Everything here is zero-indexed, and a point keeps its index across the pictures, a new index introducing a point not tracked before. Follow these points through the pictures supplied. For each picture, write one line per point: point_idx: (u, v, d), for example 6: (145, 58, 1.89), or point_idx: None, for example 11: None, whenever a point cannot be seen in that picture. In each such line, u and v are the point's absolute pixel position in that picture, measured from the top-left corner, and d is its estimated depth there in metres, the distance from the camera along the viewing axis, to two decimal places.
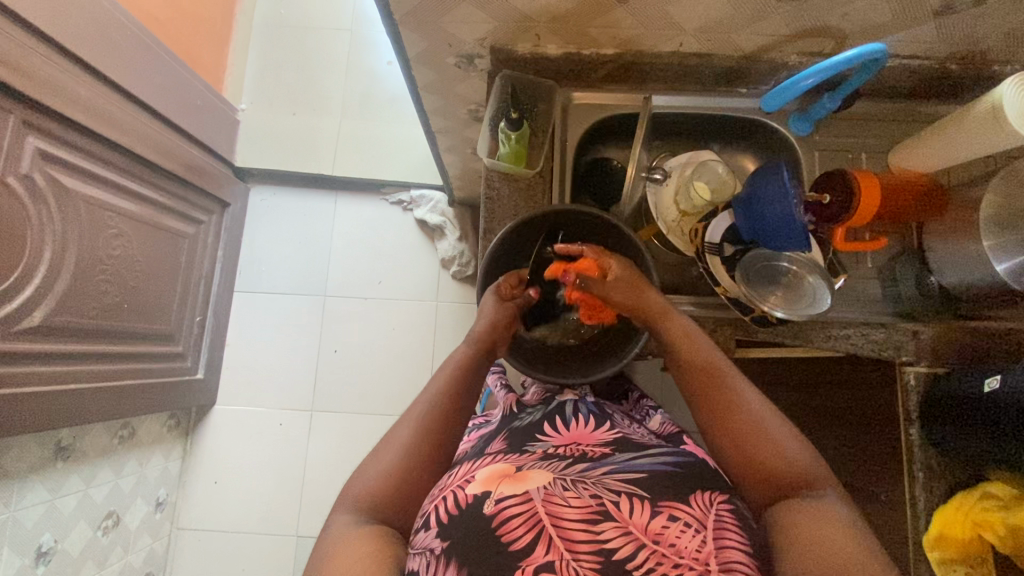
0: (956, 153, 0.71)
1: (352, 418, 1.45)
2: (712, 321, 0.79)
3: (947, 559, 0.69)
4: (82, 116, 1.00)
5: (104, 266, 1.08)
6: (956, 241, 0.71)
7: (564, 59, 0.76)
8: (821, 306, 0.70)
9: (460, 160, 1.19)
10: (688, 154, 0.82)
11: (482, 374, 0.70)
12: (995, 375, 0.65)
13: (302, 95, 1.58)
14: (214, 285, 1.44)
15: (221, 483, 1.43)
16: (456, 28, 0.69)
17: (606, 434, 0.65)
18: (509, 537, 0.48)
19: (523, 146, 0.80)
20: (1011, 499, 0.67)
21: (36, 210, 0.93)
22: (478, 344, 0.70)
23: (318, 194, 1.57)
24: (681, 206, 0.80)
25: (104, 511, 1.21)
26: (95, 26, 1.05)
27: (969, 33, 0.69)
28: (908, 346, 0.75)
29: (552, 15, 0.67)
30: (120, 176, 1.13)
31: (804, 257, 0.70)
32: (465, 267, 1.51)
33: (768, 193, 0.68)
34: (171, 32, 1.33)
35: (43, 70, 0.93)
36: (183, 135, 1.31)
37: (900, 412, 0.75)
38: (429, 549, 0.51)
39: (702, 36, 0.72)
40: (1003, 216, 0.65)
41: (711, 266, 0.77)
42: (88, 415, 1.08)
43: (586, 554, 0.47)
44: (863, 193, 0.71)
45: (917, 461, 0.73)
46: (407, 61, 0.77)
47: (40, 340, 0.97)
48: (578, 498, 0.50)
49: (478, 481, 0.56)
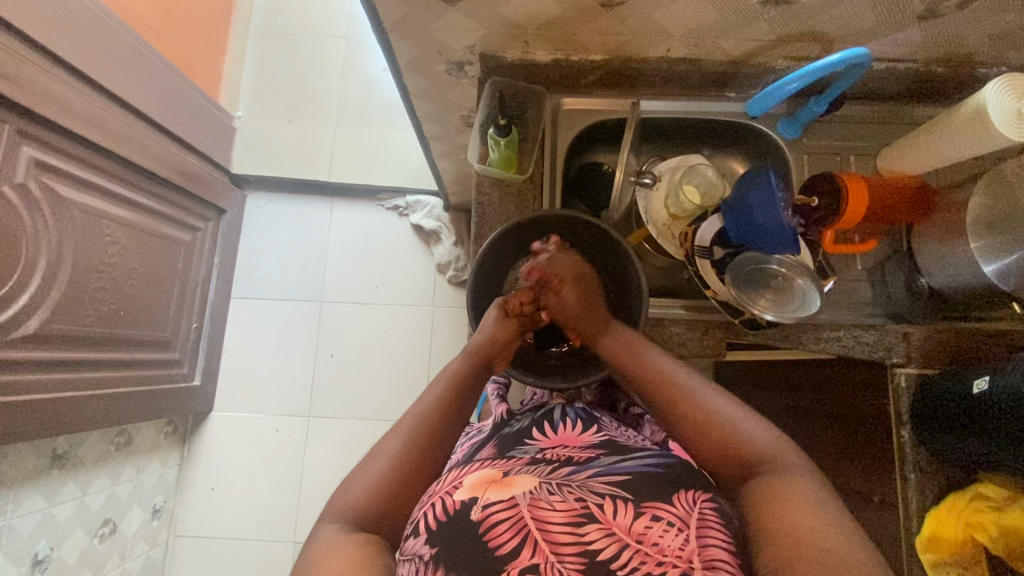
0: (943, 155, 0.72)
1: (349, 424, 1.45)
2: (703, 323, 0.81)
3: (939, 561, 0.69)
4: (78, 126, 1.01)
5: (100, 274, 1.09)
6: (944, 241, 0.70)
7: (553, 65, 0.77)
8: (811, 308, 0.69)
9: (455, 165, 1.20)
10: (677, 158, 0.82)
11: (475, 384, 0.69)
12: (983, 375, 0.64)
13: (298, 102, 1.59)
14: (211, 292, 1.45)
15: (219, 490, 1.43)
16: (445, 35, 0.70)
17: (593, 437, 0.66)
18: (496, 542, 0.48)
19: (513, 151, 0.80)
20: (1003, 500, 0.67)
21: (31, 219, 0.94)
22: (474, 358, 0.71)
23: (315, 200, 1.58)
24: (670, 210, 0.80)
25: (101, 519, 1.22)
26: (90, 36, 1.05)
27: (955, 36, 0.69)
28: (899, 347, 0.74)
29: (539, 22, 0.68)
30: (116, 184, 1.13)
31: (792, 259, 0.70)
32: (461, 272, 1.52)
33: (758, 196, 0.69)
34: (165, 41, 1.34)
35: (40, 80, 0.93)
36: (178, 143, 1.32)
37: (892, 413, 0.75)
38: (419, 555, 0.51)
39: (689, 41, 0.72)
40: (989, 219, 0.65)
41: (700, 270, 0.77)
42: (84, 423, 1.09)
43: (571, 556, 0.47)
44: (851, 197, 0.71)
45: (910, 461, 0.73)
46: (399, 69, 0.78)
47: (37, 348, 0.98)
48: (564, 501, 0.51)
49: (465, 487, 0.56)
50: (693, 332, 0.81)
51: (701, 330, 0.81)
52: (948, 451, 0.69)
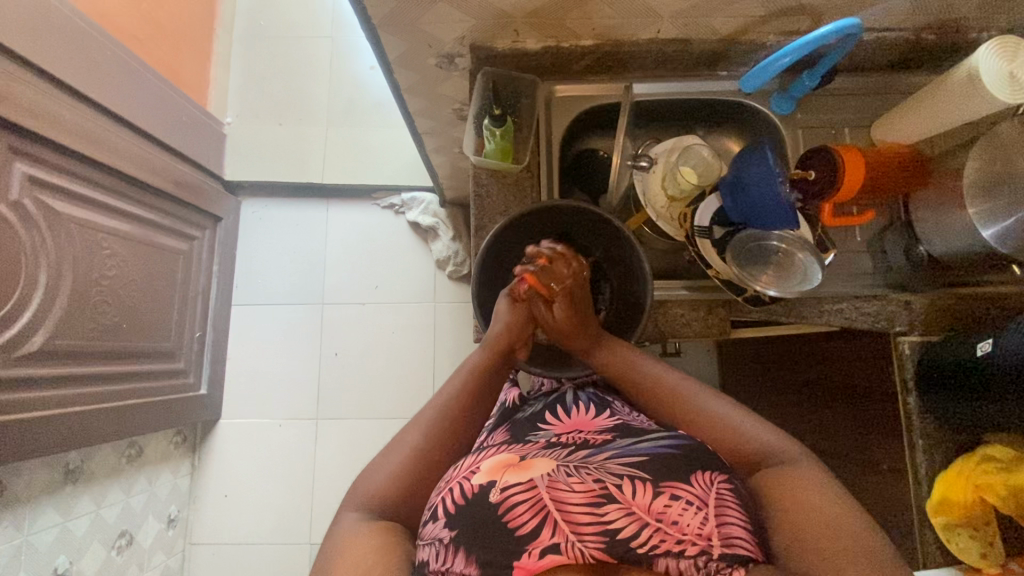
0: (937, 121, 0.72)
1: (358, 424, 1.46)
2: (706, 302, 0.80)
3: (951, 523, 0.70)
4: (69, 139, 1.01)
5: (101, 287, 1.09)
6: (944, 210, 0.70)
7: (544, 53, 0.77)
8: (812, 281, 0.70)
9: (449, 160, 1.19)
10: (670, 141, 0.83)
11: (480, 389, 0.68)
12: (987, 338, 0.64)
13: (287, 105, 1.58)
14: (211, 300, 1.44)
15: (231, 496, 1.43)
16: (435, 28, 0.69)
17: (607, 421, 0.66)
18: (516, 523, 0.49)
19: (508, 141, 0.79)
20: (1013, 460, 0.67)
21: (29, 236, 0.94)
22: (493, 350, 0.70)
23: (309, 202, 1.57)
24: (669, 192, 0.81)
25: (117, 531, 1.23)
26: (75, 49, 1.05)
27: (943, 3, 0.69)
28: (901, 316, 0.76)
29: (528, 10, 0.68)
30: (111, 197, 1.13)
31: (793, 234, 0.69)
32: (461, 267, 1.51)
33: (756, 174, 0.69)
34: (150, 49, 1.33)
35: (29, 96, 0.93)
36: (170, 152, 1.32)
37: (897, 381, 0.76)
38: (438, 539, 0.50)
39: (679, 21, 0.72)
40: (986, 182, 0.65)
41: (701, 249, 0.77)
42: (93, 437, 1.09)
43: (591, 535, 0.48)
44: (847, 170, 0.71)
45: (916, 429, 0.74)
46: (389, 65, 0.78)
47: (42, 365, 0.98)
48: (582, 483, 0.51)
49: (483, 471, 0.55)
50: (697, 313, 0.80)
51: (704, 310, 0.80)
52: (961, 418, 0.70)
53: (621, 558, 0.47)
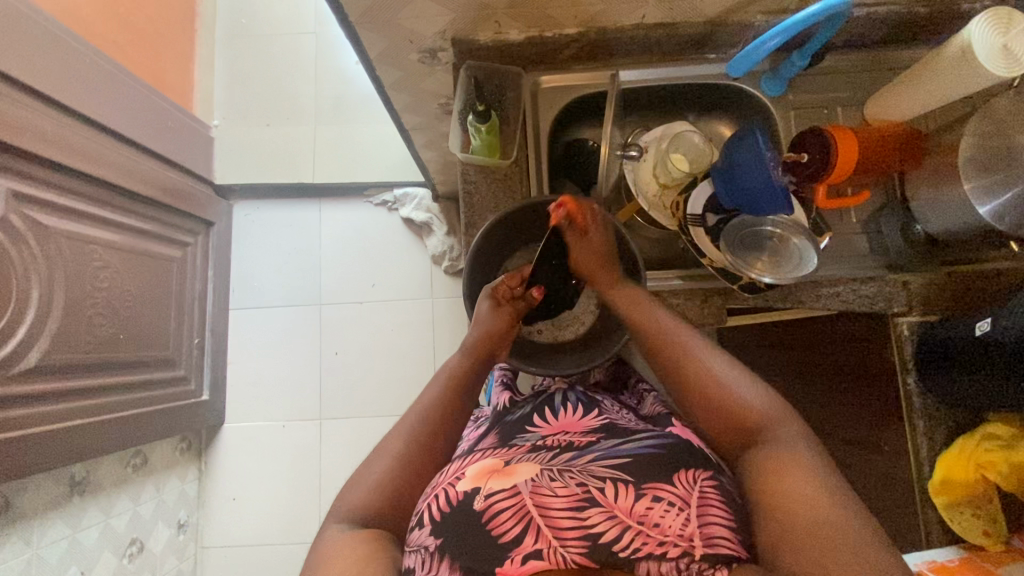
0: (930, 96, 0.70)
1: (361, 422, 1.46)
2: (701, 291, 0.79)
3: (953, 502, 0.70)
4: (53, 152, 1.00)
5: (95, 299, 1.08)
6: (938, 188, 0.69)
7: (527, 43, 0.75)
8: (806, 267, 0.68)
9: (438, 155, 1.18)
10: (663, 127, 0.82)
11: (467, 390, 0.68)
12: (984, 318, 0.63)
13: (273, 105, 1.56)
14: (208, 305, 1.44)
15: (239, 499, 1.44)
16: (414, 23, 0.68)
17: (594, 421, 0.66)
18: (499, 530, 0.48)
19: (495, 136, 0.78)
20: (1013, 437, 0.66)
21: (18, 253, 0.93)
22: (472, 354, 0.71)
23: (301, 202, 1.55)
24: (659, 179, 0.80)
25: (127, 539, 1.24)
26: (53, 58, 1.03)
27: None
28: (898, 297, 0.76)
29: (508, 1, 0.66)
30: (99, 207, 1.12)
31: (788, 219, 0.68)
32: (456, 261, 1.51)
33: (746, 159, 0.69)
34: (130, 54, 1.31)
35: (9, 109, 0.92)
36: (158, 158, 1.30)
37: (899, 361, 0.76)
38: (424, 546, 0.51)
39: (664, 5, 0.71)
40: (982, 157, 0.64)
41: (694, 237, 0.76)
42: (97, 449, 1.09)
43: (573, 540, 0.47)
44: (840, 149, 0.70)
45: (916, 408, 0.74)
46: (370, 62, 0.76)
47: (40, 380, 0.98)
48: (565, 487, 0.51)
49: (468, 477, 0.55)
50: (693, 302, 0.79)
51: (700, 299, 0.79)
52: (962, 396, 0.69)
53: (603, 562, 0.47)
